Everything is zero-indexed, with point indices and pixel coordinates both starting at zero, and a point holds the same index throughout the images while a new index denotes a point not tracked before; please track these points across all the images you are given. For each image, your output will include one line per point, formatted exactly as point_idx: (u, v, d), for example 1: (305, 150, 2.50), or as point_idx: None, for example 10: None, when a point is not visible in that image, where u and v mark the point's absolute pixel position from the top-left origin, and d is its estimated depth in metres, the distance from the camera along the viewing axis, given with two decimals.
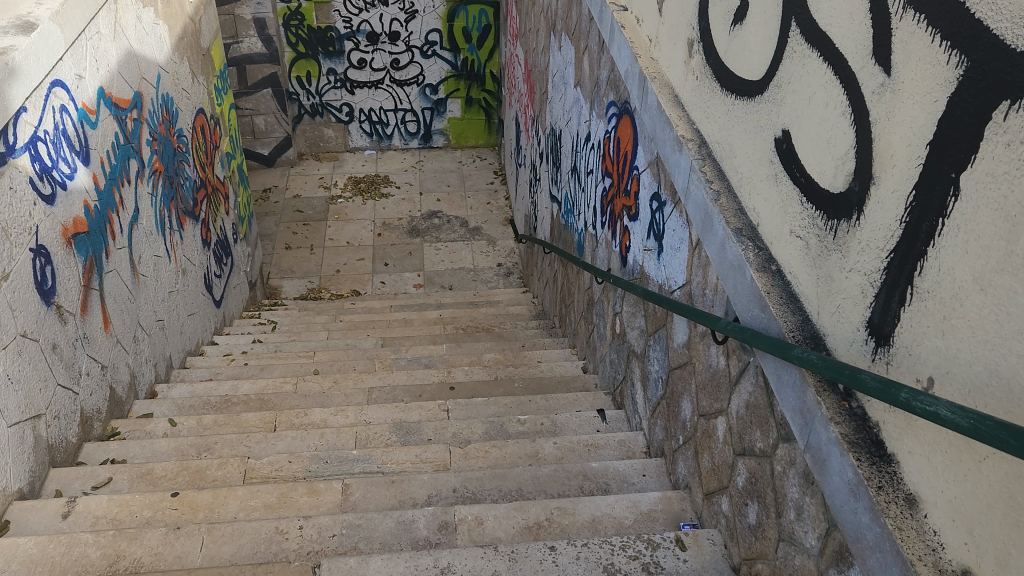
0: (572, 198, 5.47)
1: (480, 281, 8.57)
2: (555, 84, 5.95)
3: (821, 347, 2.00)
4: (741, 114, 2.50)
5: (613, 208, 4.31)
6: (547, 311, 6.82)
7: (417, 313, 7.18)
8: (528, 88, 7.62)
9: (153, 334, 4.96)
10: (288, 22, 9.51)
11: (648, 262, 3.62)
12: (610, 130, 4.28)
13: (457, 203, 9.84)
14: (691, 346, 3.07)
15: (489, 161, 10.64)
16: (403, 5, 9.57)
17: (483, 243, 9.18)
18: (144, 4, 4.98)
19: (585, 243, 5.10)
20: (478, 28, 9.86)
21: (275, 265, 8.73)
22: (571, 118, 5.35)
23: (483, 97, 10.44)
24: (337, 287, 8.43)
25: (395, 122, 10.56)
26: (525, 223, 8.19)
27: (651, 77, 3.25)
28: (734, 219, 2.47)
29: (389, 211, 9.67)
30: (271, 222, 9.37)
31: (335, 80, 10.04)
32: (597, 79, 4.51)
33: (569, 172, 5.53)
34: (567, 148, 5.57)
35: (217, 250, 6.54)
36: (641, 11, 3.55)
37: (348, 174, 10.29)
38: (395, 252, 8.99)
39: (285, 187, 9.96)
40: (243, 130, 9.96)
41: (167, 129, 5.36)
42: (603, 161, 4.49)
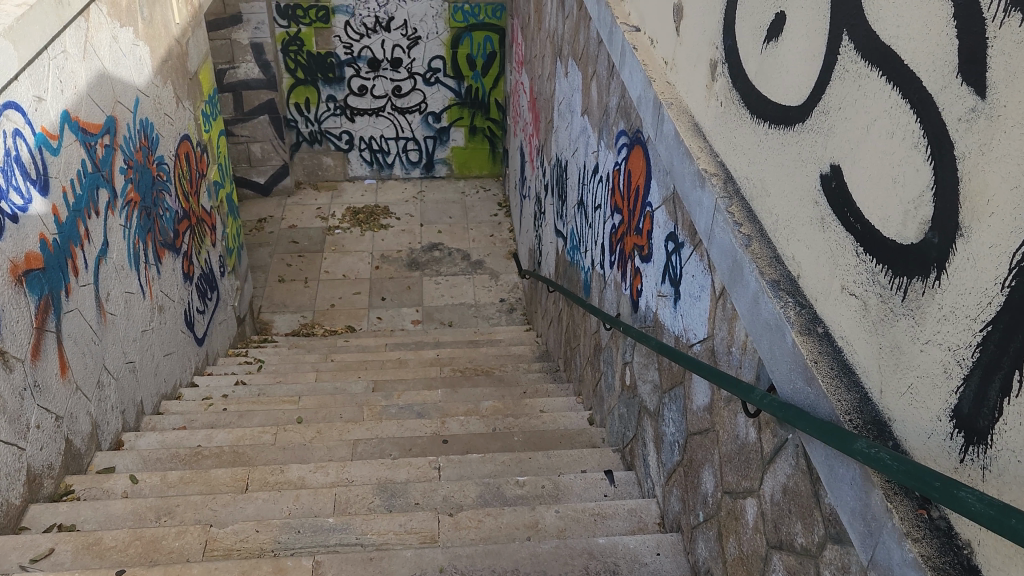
0: (579, 234, 5.11)
1: (481, 318, 8.18)
2: (561, 112, 5.60)
3: (885, 435, 1.60)
4: (777, 144, 2.11)
5: (622, 247, 3.92)
6: (551, 353, 6.41)
7: (413, 352, 6.78)
8: (533, 117, 7.29)
9: (121, 378, 4.56)
10: (287, 47, 9.24)
11: (663, 310, 3.23)
12: (620, 161, 3.91)
13: (458, 235, 9.48)
14: (714, 410, 2.66)
15: (492, 192, 10.30)
16: (405, 32, 9.30)
17: (486, 277, 8.81)
18: (121, 22, 4.65)
19: (592, 283, 4.72)
20: (482, 56, 9.57)
21: (267, 299, 8.36)
22: (578, 149, 5.00)
23: (487, 126, 10.13)
24: (331, 322, 8.05)
25: (397, 151, 10.25)
26: (529, 257, 7.81)
27: (667, 103, 2.88)
28: (769, 268, 2.07)
29: (389, 243, 9.32)
30: (265, 253, 9.03)
31: (334, 107, 9.75)
32: (606, 108, 4.16)
33: (576, 206, 5.17)
34: (574, 180, 5.21)
35: (201, 284, 6.17)
36: (655, 31, 3.20)
37: (346, 204, 9.96)
38: (393, 286, 8.62)
39: (281, 217, 9.63)
40: (239, 158, 9.65)
41: (145, 156, 5.01)
42: (612, 196, 4.12)
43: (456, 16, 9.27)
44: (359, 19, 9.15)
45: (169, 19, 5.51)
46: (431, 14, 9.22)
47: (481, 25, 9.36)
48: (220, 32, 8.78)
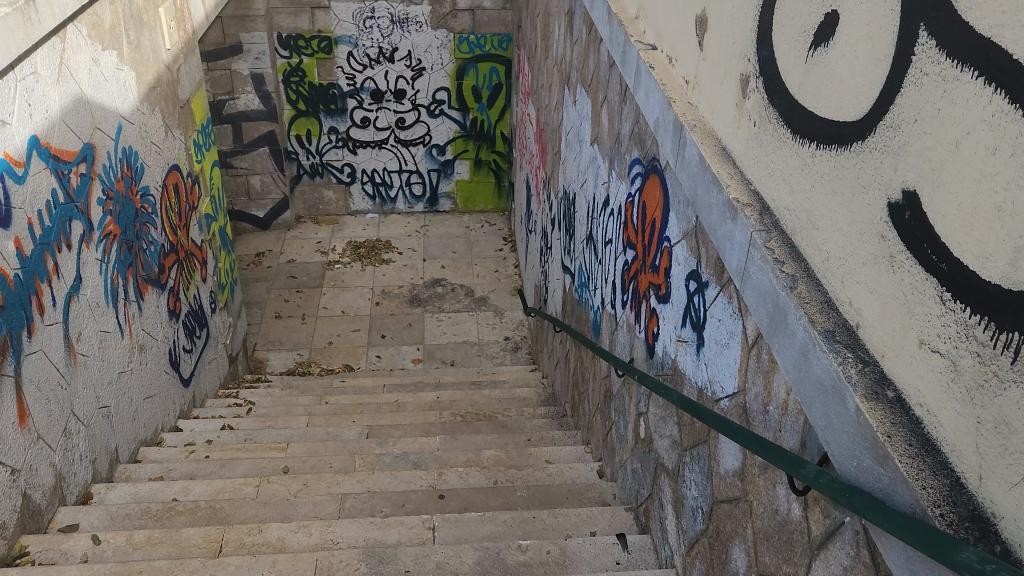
0: (587, 270, 4.78)
1: (484, 357, 7.83)
2: (569, 143, 5.31)
3: (992, 539, 1.27)
4: (826, 168, 1.78)
5: (635, 286, 3.59)
6: (558, 396, 6.04)
7: (412, 394, 6.42)
8: (539, 148, 7.02)
9: (93, 424, 4.21)
10: (288, 78, 9.04)
11: (683, 357, 2.89)
12: (633, 193, 3.60)
13: (462, 270, 9.17)
14: (747, 477, 2.29)
15: (498, 226, 10.01)
16: (409, 63, 9.11)
17: (490, 314, 8.47)
18: (103, 45, 4.40)
19: (602, 324, 4.38)
20: (488, 87, 9.36)
21: (262, 336, 8.03)
22: (587, 181, 4.69)
23: (493, 158, 9.87)
24: (328, 361, 7.71)
25: (400, 184, 10.00)
26: (535, 294, 7.48)
27: (690, 124, 2.56)
28: (820, 315, 1.73)
29: (390, 278, 9.01)
30: (262, 288, 8.73)
31: (336, 139, 9.52)
32: (617, 136, 3.86)
33: (584, 241, 4.85)
34: (582, 214, 4.89)
35: (189, 321, 5.86)
36: (675, 48, 2.90)
37: (347, 238, 9.68)
38: (393, 323, 8.29)
39: (280, 252, 9.36)
40: (238, 191, 9.40)
41: (128, 186, 4.73)
42: (624, 230, 3.80)
43: (461, 47, 9.07)
44: (362, 49, 8.96)
45: (159, 44, 5.27)
46: (436, 44, 9.03)
47: (486, 56, 9.16)
48: (221, 62, 8.58)
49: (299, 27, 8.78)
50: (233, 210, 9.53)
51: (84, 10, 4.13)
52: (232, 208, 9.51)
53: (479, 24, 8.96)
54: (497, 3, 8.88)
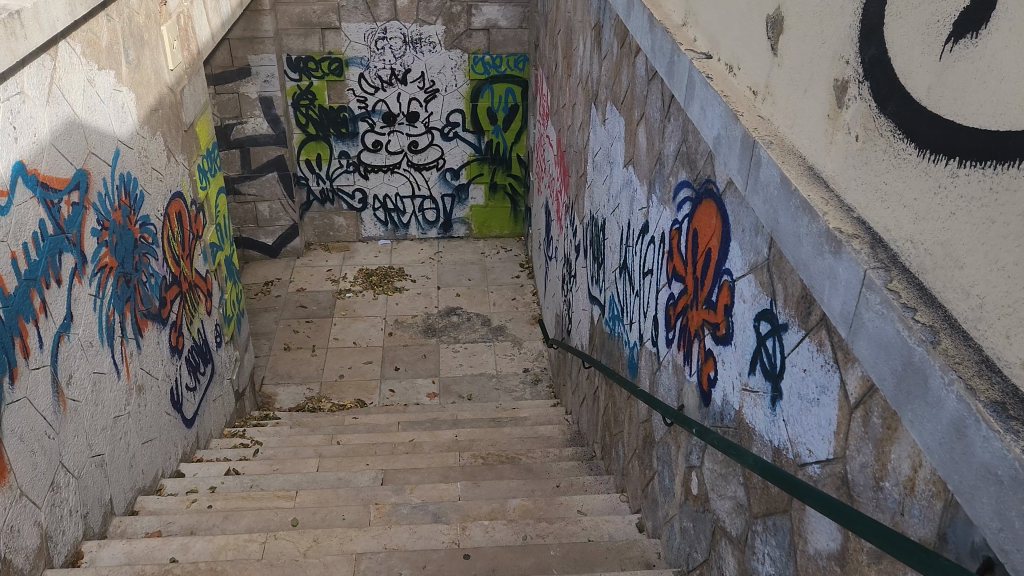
0: (621, 303, 4.40)
1: (503, 391, 7.43)
2: (597, 166, 4.97)
3: None
4: (977, 192, 1.43)
5: (684, 324, 3.22)
6: (585, 436, 5.63)
7: (428, 433, 6.03)
8: (560, 171, 6.68)
9: (85, 474, 3.82)
10: (298, 101, 8.79)
11: (753, 411, 2.50)
12: (680, 220, 3.24)
13: (478, 299, 8.80)
14: (852, 564, 1.89)
15: (514, 252, 9.65)
16: (423, 84, 8.84)
17: (508, 344, 8.08)
18: (100, 64, 4.09)
19: (640, 363, 3.99)
20: (504, 109, 9.06)
21: (270, 370, 7.67)
22: (620, 206, 4.33)
23: (509, 182, 9.54)
24: (339, 396, 7.33)
25: (413, 210, 9.67)
26: (557, 325, 7.10)
27: (764, 141, 2.20)
28: (981, 381, 1.36)
29: (403, 307, 8.65)
30: (270, 318, 8.39)
31: (347, 164, 9.22)
32: (661, 157, 3.51)
33: (617, 271, 4.48)
34: (613, 242, 4.53)
35: (194, 357, 5.51)
36: (737, 55, 2.56)
37: (359, 266, 9.34)
38: (407, 355, 7.92)
39: (289, 280, 9.03)
40: (245, 218, 9.10)
41: (126, 216, 4.40)
42: (668, 262, 3.43)
43: (476, 68, 8.80)
44: (374, 71, 8.71)
45: (161, 64, 4.98)
46: (450, 65, 8.77)
47: (502, 77, 8.88)
48: (228, 85, 8.33)
49: (308, 49, 8.54)
50: (241, 238, 9.21)
51: (78, 26, 3.83)
52: (239, 236, 9.20)
53: (494, 44, 8.71)
54: (513, 22, 8.63)
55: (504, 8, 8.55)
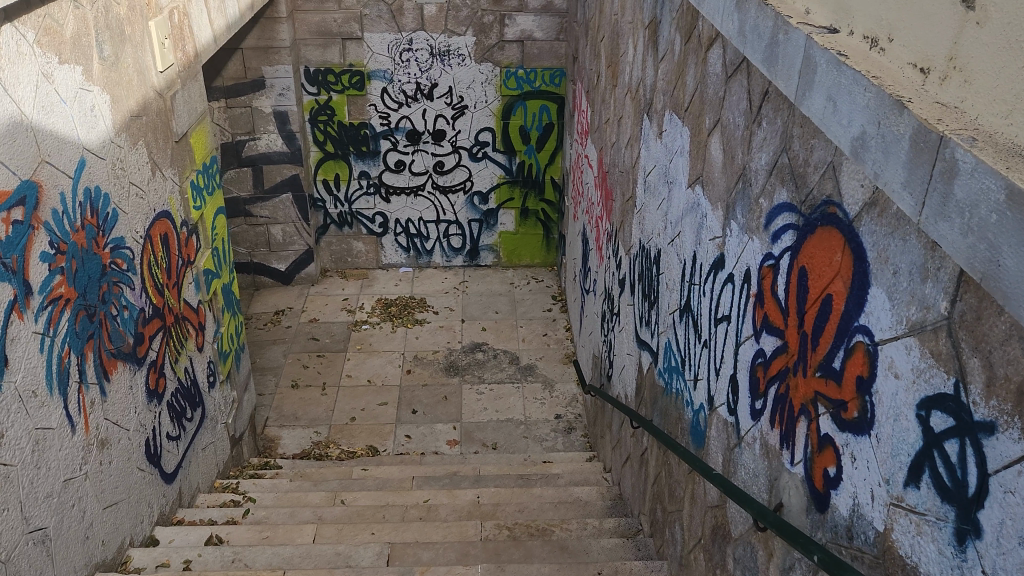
0: (682, 354, 3.59)
1: (533, 440, 6.63)
2: (651, 189, 4.21)
3: None
4: None
5: (780, 394, 2.42)
6: (629, 503, 4.81)
7: (446, 492, 5.24)
8: (602, 195, 5.92)
9: (18, 555, 3.08)
10: (316, 117, 8.18)
11: (914, 541, 1.69)
12: (775, 255, 2.46)
13: (506, 334, 8.02)
14: None
15: (546, 283, 8.88)
16: (450, 100, 8.20)
17: (538, 387, 7.28)
18: (60, 57, 3.43)
19: (709, 433, 3.18)
20: (538, 128, 8.37)
21: (275, 410, 6.95)
22: (682, 235, 3.56)
23: (542, 208, 8.80)
24: (349, 442, 6.59)
25: (437, 236, 8.95)
26: (594, 368, 6.29)
27: (959, 137, 1.42)
28: None
29: (423, 342, 7.90)
30: (279, 351, 7.70)
31: (367, 185, 8.57)
32: (744, 172, 2.74)
33: (676, 315, 3.69)
34: (672, 280, 3.75)
35: (178, 400, 4.80)
36: (886, 21, 1.79)
37: (377, 295, 8.64)
38: (426, 396, 7.15)
39: (301, 309, 8.36)
40: (257, 241, 8.45)
41: (91, 237, 3.72)
42: (756, 310, 2.64)
43: (508, 83, 8.14)
44: (398, 85, 8.09)
45: (147, 64, 4.35)
46: (480, 80, 8.13)
47: (536, 93, 8.20)
48: (240, 98, 7.75)
49: (328, 60, 7.94)
50: (252, 263, 8.57)
51: (31, 8, 3.18)
52: (251, 260, 8.55)
53: (528, 57, 8.04)
54: (549, 33, 7.96)
55: (540, 18, 7.89)
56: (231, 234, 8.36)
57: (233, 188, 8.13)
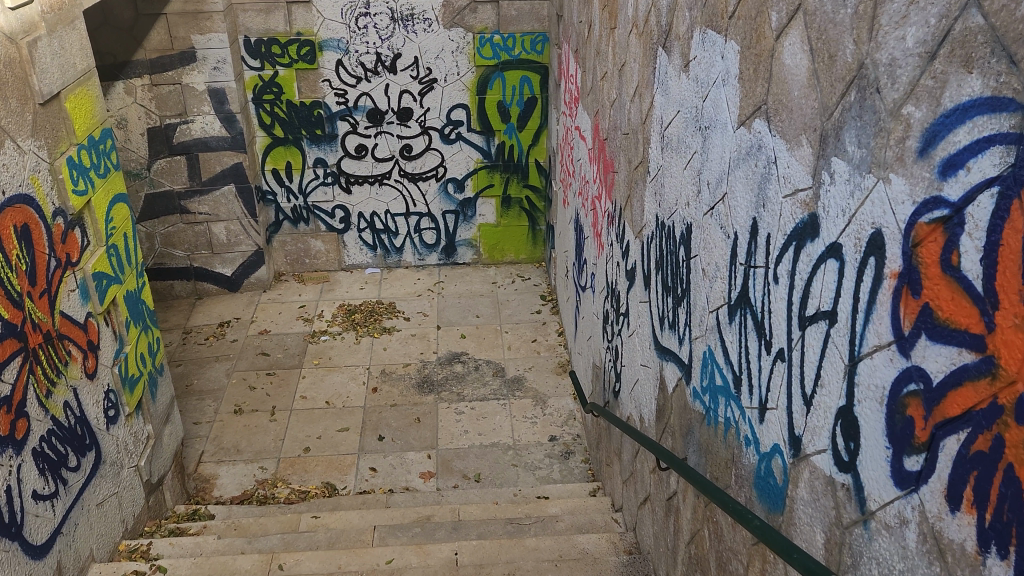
0: (734, 369, 2.49)
1: (523, 469, 5.51)
2: (675, 144, 3.10)
3: None
4: None
5: (972, 452, 1.35)
6: (650, 560, 3.70)
7: (414, 547, 4.11)
8: (599, 167, 4.83)
9: None
10: (260, 96, 7.05)
11: None
12: (951, 199, 1.36)
13: (488, 342, 6.90)
14: None
15: (533, 282, 7.77)
16: (416, 73, 7.08)
17: (528, 403, 6.17)
18: None
19: (792, 492, 2.07)
20: (519, 103, 7.27)
21: (213, 442, 5.78)
22: (733, 198, 2.45)
23: (525, 195, 7.68)
24: (302, 479, 5.44)
25: (406, 231, 7.82)
26: (596, 380, 5.18)
27: None
28: None
29: (392, 354, 6.76)
30: (222, 370, 6.54)
31: (324, 174, 7.42)
32: (863, 73, 1.64)
33: (722, 314, 2.59)
34: (715, 264, 2.64)
35: (52, 445, 3.65)
36: None
37: (339, 300, 7.48)
38: (395, 419, 6.02)
39: (250, 320, 7.19)
40: (197, 242, 7.28)
41: None
42: (898, 301, 1.54)
43: (483, 51, 7.04)
44: (355, 56, 6.96)
45: None
46: (450, 48, 7.01)
47: (516, 62, 7.10)
48: (167, 74, 6.58)
49: (271, 28, 6.81)
50: (193, 268, 7.39)
51: None
52: (191, 265, 7.38)
53: (505, 19, 6.94)
54: None
55: None
56: (166, 235, 7.19)
57: (165, 181, 6.97)
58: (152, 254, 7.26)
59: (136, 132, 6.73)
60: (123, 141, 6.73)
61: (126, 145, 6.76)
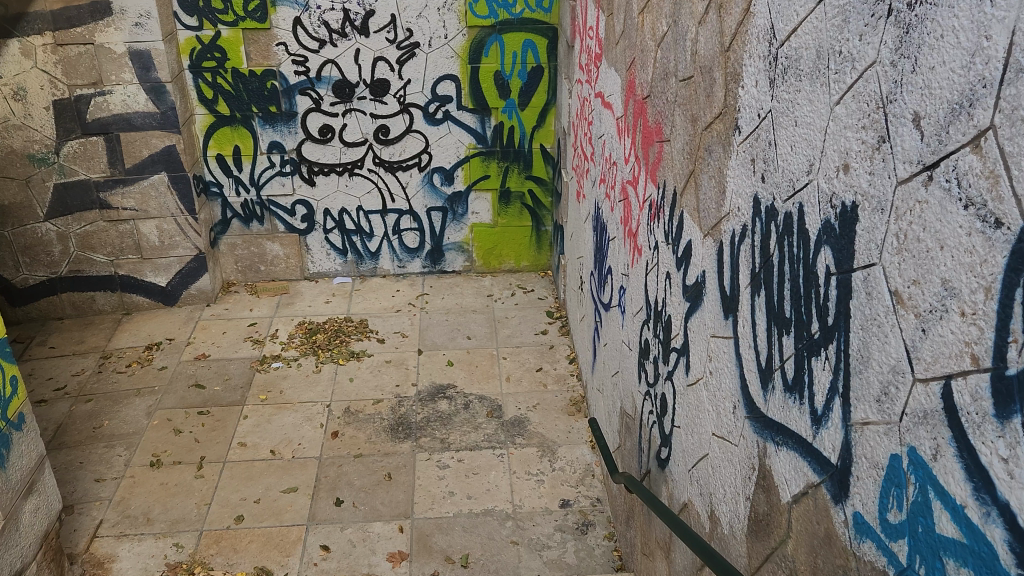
0: (1009, 521, 1.14)
1: (527, 549, 4.10)
2: (806, 64, 1.73)
3: None
4: None
5: None
6: None
7: None
8: (634, 138, 3.46)
9: None
10: (198, 64, 5.67)
11: None
12: None
13: (481, 372, 5.49)
14: None
15: (537, 295, 6.37)
16: (393, 35, 5.71)
17: (532, 454, 4.76)
18: None
19: None
20: (521, 74, 5.89)
21: (116, 508, 4.36)
22: (1016, 138, 1.11)
23: (528, 189, 6.30)
24: (227, 564, 4.02)
25: (383, 232, 6.42)
26: (627, 433, 3.79)
27: None
28: None
29: (361, 387, 5.35)
30: (142, 408, 5.12)
31: (281, 162, 6.03)
32: None
33: (963, 390, 1.23)
34: (939, 284, 1.28)
35: None
36: None
37: (298, 318, 6.08)
38: (359, 476, 4.60)
39: (186, 342, 5.78)
40: (122, 245, 5.86)
41: None
42: None
43: (477, 9, 5.67)
44: (316, 13, 5.59)
45: None
46: (435, 4, 5.65)
47: (516, 22, 5.73)
48: (75, 31, 5.17)
49: None
50: (118, 276, 5.97)
51: None
52: (115, 273, 5.96)
53: None
54: None
55: None
56: (83, 236, 5.77)
57: (78, 168, 5.55)
58: (65, 259, 5.83)
59: (39, 105, 5.32)
60: (23, 116, 5.33)
61: (28, 122, 5.36)
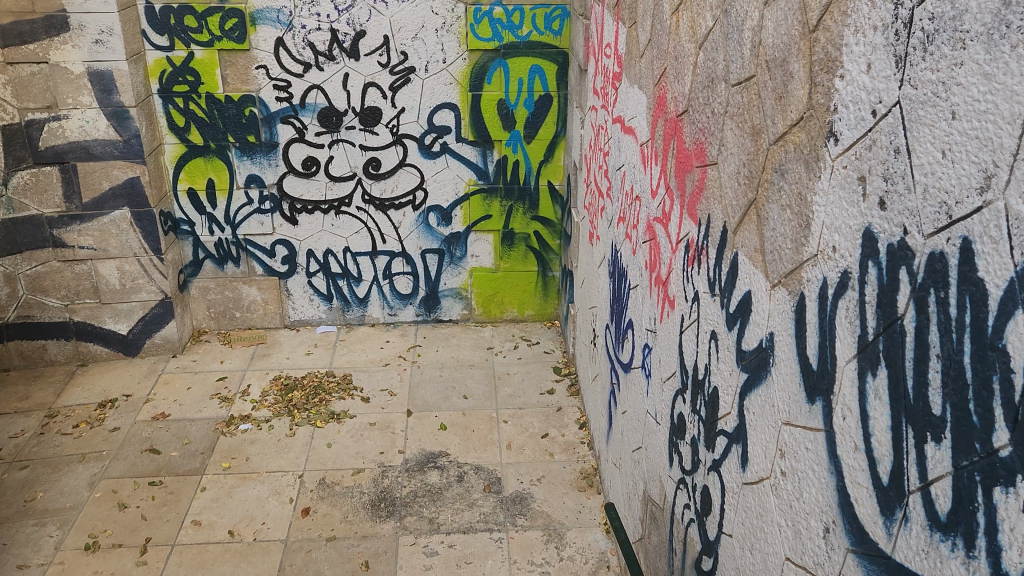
0: None
1: None
2: (977, 20, 1.13)
3: None
4: None
5: None
6: None
7: None
8: (664, 164, 2.84)
9: None
10: (169, 88, 5.13)
11: None
12: None
13: (478, 438, 4.79)
14: None
15: (543, 348, 5.70)
16: (387, 58, 5.16)
17: (536, 540, 4.04)
18: None
19: None
20: (527, 103, 5.32)
21: None
22: None
23: (534, 230, 5.68)
24: None
25: (373, 277, 5.78)
26: (654, 527, 3.08)
27: None
28: None
29: (339, 453, 4.66)
30: (85, 477, 4.43)
31: (260, 198, 5.44)
32: None
33: None
34: None
35: None
36: None
37: (274, 372, 5.40)
38: (330, 564, 3.88)
39: (145, 399, 5.10)
40: (77, 287, 5.23)
41: None
42: None
43: (480, 31, 5.13)
44: (301, 34, 5.06)
45: None
46: (433, 25, 5.12)
47: (523, 46, 5.19)
48: (27, 48, 4.64)
49: None
50: (73, 323, 5.33)
51: None
52: (69, 319, 5.31)
53: None
54: None
55: None
56: (33, 277, 5.16)
57: (29, 201, 4.97)
58: (14, 303, 5.21)
59: None
60: None
61: None
